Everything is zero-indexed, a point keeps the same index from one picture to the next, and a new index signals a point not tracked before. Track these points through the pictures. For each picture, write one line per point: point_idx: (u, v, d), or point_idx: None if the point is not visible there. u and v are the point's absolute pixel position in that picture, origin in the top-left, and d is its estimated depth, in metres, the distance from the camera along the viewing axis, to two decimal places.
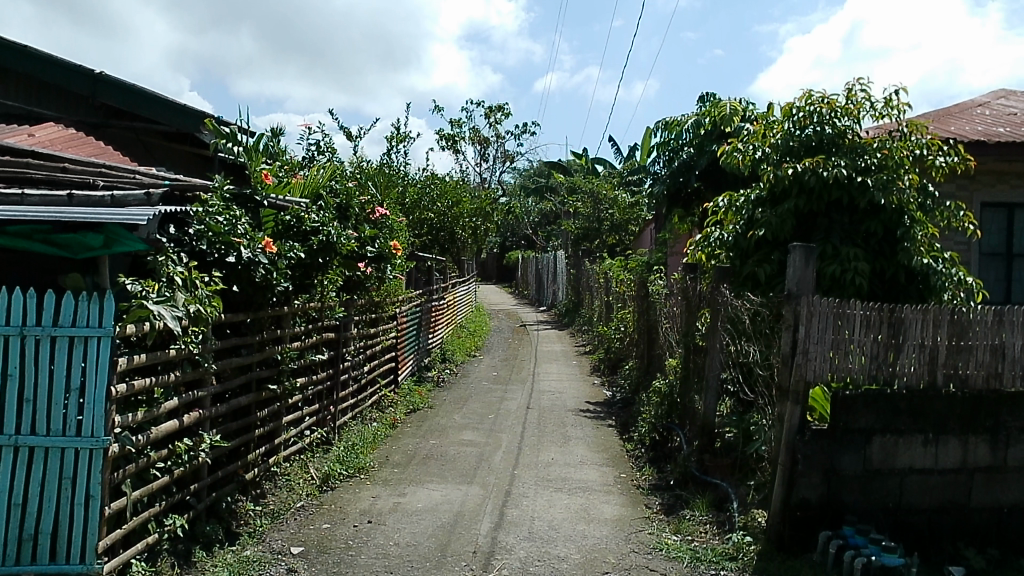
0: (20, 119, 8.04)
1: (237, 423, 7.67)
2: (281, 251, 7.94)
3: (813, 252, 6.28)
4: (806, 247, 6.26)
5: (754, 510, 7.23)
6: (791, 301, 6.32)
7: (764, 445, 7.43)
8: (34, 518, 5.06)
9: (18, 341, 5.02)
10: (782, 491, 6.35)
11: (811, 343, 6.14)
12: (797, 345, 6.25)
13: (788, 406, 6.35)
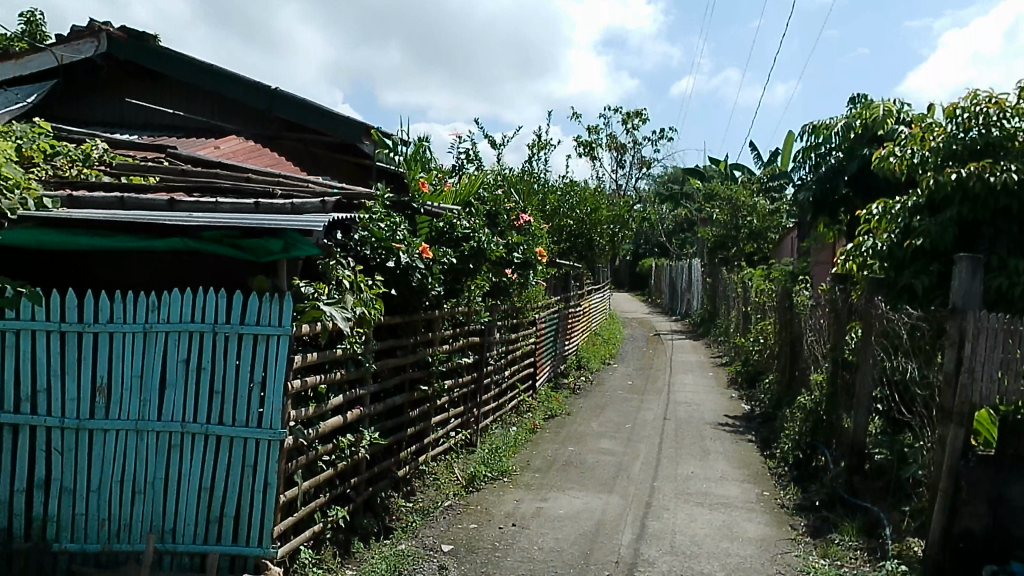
0: (206, 132, 8.96)
1: (392, 421, 7.98)
2: (436, 256, 8.25)
3: (981, 264, 5.79)
4: (972, 258, 5.79)
5: (910, 538, 6.82)
6: (956, 316, 5.85)
7: (921, 471, 6.96)
8: (218, 503, 5.20)
9: (210, 337, 5.17)
10: (942, 520, 5.86)
11: (977, 362, 5.71)
12: (961, 363, 5.80)
13: (951, 429, 5.86)
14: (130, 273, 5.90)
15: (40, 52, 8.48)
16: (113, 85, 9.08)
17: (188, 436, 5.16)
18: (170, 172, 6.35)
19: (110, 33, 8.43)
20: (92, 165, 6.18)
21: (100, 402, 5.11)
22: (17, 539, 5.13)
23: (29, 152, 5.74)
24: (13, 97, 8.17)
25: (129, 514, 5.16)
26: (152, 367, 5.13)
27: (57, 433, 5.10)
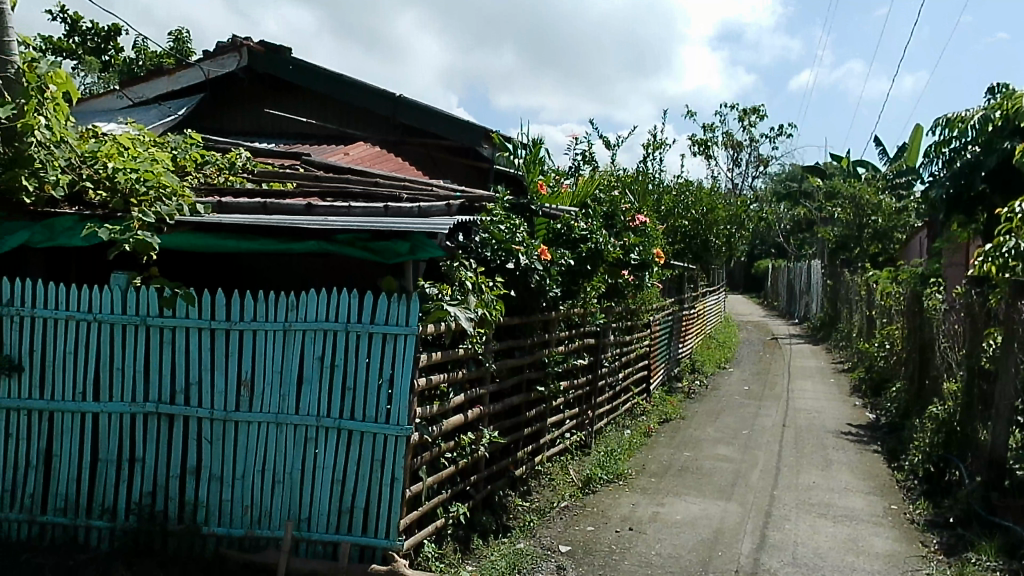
0: (335, 139, 9.35)
1: (510, 420, 8.08)
2: (554, 257, 8.35)
3: None
4: None
5: None
6: None
7: None
8: (350, 494, 5.21)
9: (342, 335, 5.19)
10: None
11: None
12: None
13: None
14: (274, 274, 6.24)
15: (187, 67, 9.20)
16: (254, 97, 9.63)
17: (323, 430, 5.20)
18: (306, 178, 6.67)
19: (250, 47, 8.93)
20: (236, 172, 6.54)
21: (244, 396, 5.20)
22: (170, 521, 5.21)
23: (182, 161, 6.14)
24: (165, 112, 9.03)
25: (269, 502, 5.23)
26: (291, 364, 5.19)
27: (207, 423, 5.20)
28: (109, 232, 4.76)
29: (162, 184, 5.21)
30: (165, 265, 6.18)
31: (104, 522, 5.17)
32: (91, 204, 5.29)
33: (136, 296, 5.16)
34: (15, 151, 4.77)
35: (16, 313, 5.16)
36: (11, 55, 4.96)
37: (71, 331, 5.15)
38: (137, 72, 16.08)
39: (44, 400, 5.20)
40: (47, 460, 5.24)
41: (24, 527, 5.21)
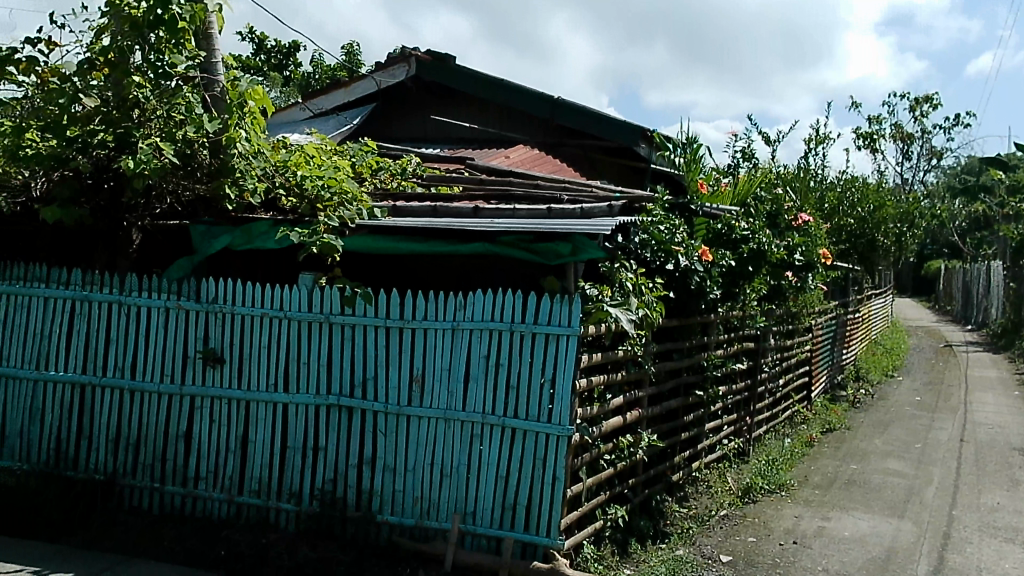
0: (495, 143, 9.61)
1: (668, 424, 7.96)
2: (714, 258, 8.16)
3: None
4: None
5: None
6: None
7: None
8: (513, 491, 5.21)
9: (507, 335, 5.21)
10: None
11: None
12: None
13: None
14: (447, 273, 6.45)
15: (361, 79, 9.72)
16: (420, 105, 10.03)
17: (488, 427, 5.23)
18: (471, 182, 6.89)
19: (418, 58, 9.31)
20: (407, 177, 6.79)
21: (415, 391, 5.33)
22: (348, 507, 5.39)
23: (360, 168, 6.51)
24: (343, 121, 9.57)
25: (437, 494, 5.32)
26: (458, 361, 5.28)
27: (381, 416, 5.36)
28: (299, 235, 5.11)
29: (344, 191, 5.62)
30: (348, 266, 6.52)
31: (291, 505, 5.39)
32: (283, 210, 5.75)
33: (320, 295, 5.40)
34: (221, 162, 5.21)
35: (219, 310, 5.42)
36: (216, 75, 5.48)
37: (265, 327, 5.41)
38: (313, 85, 17.17)
39: (241, 389, 5.45)
40: (243, 445, 5.48)
41: (223, 506, 5.46)
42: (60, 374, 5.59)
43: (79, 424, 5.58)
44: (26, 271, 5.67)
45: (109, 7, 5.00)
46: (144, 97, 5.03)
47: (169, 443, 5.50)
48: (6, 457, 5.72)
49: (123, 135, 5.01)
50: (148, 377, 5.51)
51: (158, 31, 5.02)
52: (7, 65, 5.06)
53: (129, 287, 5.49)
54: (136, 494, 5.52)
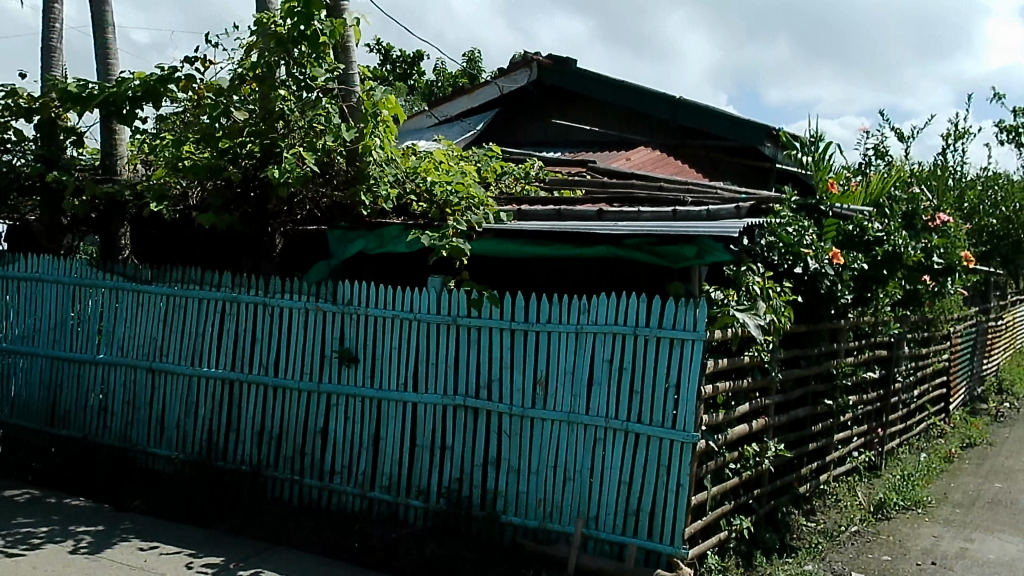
0: (617, 145, 9.55)
1: (795, 434, 7.67)
2: (846, 261, 7.79)
3: None
4: None
5: None
6: None
7: None
8: (636, 496, 5.13)
9: (630, 339, 5.13)
10: None
11: None
12: None
13: None
14: (573, 277, 6.44)
15: (485, 85, 9.88)
16: (540, 111, 10.13)
17: (612, 432, 5.17)
18: (593, 184, 6.96)
19: (540, 61, 9.44)
20: (530, 181, 6.91)
21: (539, 393, 5.34)
22: (473, 507, 5.45)
23: (485, 173, 6.64)
24: (467, 127, 9.80)
25: (560, 497, 5.30)
26: (582, 364, 5.25)
27: (505, 418, 5.40)
28: (429, 238, 5.25)
29: (471, 196, 5.76)
30: (477, 271, 6.62)
31: (419, 502, 5.52)
32: (414, 215, 5.93)
33: (448, 298, 5.52)
34: (357, 169, 5.44)
35: (353, 312, 5.64)
36: (352, 86, 5.68)
37: (396, 328, 5.58)
38: (436, 93, 17.61)
39: (374, 388, 5.63)
40: (375, 442, 5.65)
41: (356, 500, 5.65)
42: (212, 370, 5.93)
43: (227, 417, 5.91)
44: (183, 275, 6.07)
45: (257, 27, 5.33)
46: (288, 109, 5.29)
47: (307, 438, 5.75)
48: (164, 446, 6.07)
49: (268, 145, 5.30)
50: (290, 375, 5.79)
51: (301, 46, 5.30)
52: (167, 82, 5.43)
53: (273, 288, 5.80)
54: (278, 485, 5.79)
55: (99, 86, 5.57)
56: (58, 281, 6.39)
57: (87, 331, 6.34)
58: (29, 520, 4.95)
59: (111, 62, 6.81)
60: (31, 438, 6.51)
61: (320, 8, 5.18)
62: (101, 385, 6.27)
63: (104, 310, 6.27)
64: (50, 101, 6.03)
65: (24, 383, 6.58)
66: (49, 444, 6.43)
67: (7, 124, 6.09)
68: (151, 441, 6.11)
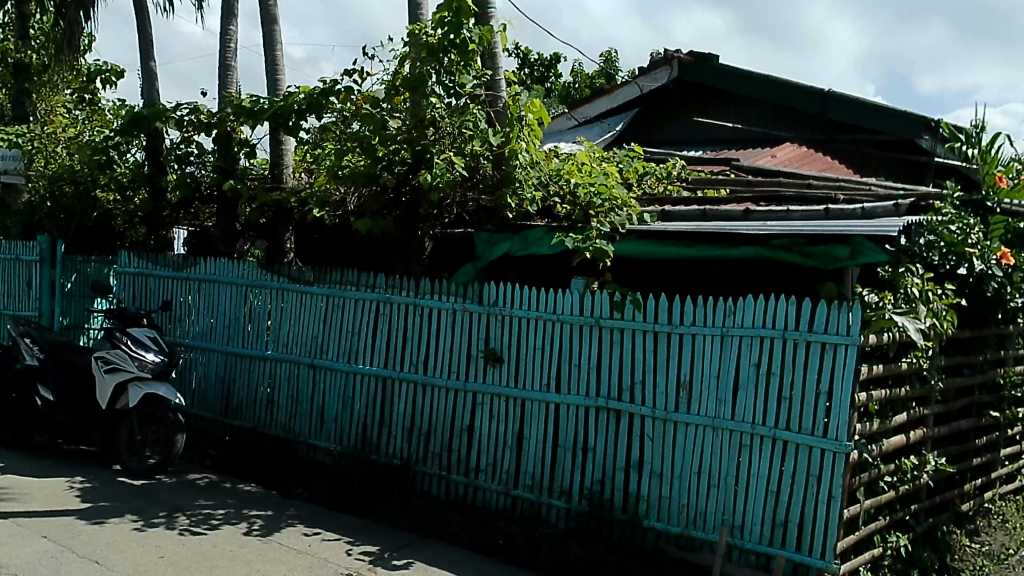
0: (761, 141, 9.30)
1: (957, 447, 7.15)
2: (1016, 262, 7.18)
3: None
4: None
5: None
6: None
7: None
8: (784, 507, 4.88)
9: (778, 343, 4.88)
10: None
11: None
12: None
13: None
14: (719, 278, 6.33)
15: (624, 85, 9.85)
16: (680, 109, 10.05)
17: (758, 438, 4.94)
18: (738, 183, 6.82)
19: (681, 59, 9.44)
20: (672, 180, 6.92)
21: (683, 397, 5.20)
22: (615, 510, 5.39)
23: (627, 173, 6.61)
24: (606, 128, 9.83)
25: (704, 503, 5.13)
26: (728, 369, 5.05)
27: (648, 421, 5.31)
28: (573, 241, 5.28)
29: (614, 197, 5.72)
30: (620, 272, 6.60)
31: (562, 502, 5.53)
32: (558, 217, 6.00)
33: (591, 300, 5.51)
34: (503, 173, 5.54)
35: (499, 313, 5.75)
36: (499, 92, 5.79)
37: (540, 329, 5.64)
38: (572, 94, 17.69)
39: (518, 388, 5.71)
40: (519, 441, 5.73)
41: (500, 498, 5.74)
42: (367, 367, 6.23)
43: (380, 413, 6.18)
44: (341, 276, 6.41)
45: (409, 38, 5.50)
46: (439, 116, 5.48)
47: (455, 435, 5.91)
48: (324, 438, 6.42)
49: (420, 152, 5.54)
50: (438, 373, 5.98)
51: (450, 54, 5.45)
52: (328, 95, 5.76)
53: (423, 290, 6.02)
54: (427, 480, 5.99)
55: (269, 102, 5.98)
56: (231, 283, 6.90)
57: (256, 330, 6.81)
58: (209, 502, 5.37)
59: (280, 78, 7.26)
60: (209, 427, 7.07)
61: (469, 16, 5.35)
62: (268, 380, 6.71)
63: (272, 309, 6.71)
64: (226, 116, 6.49)
65: (202, 375, 7.14)
66: (224, 433, 6.96)
67: (191, 138, 6.69)
68: (312, 433, 6.48)
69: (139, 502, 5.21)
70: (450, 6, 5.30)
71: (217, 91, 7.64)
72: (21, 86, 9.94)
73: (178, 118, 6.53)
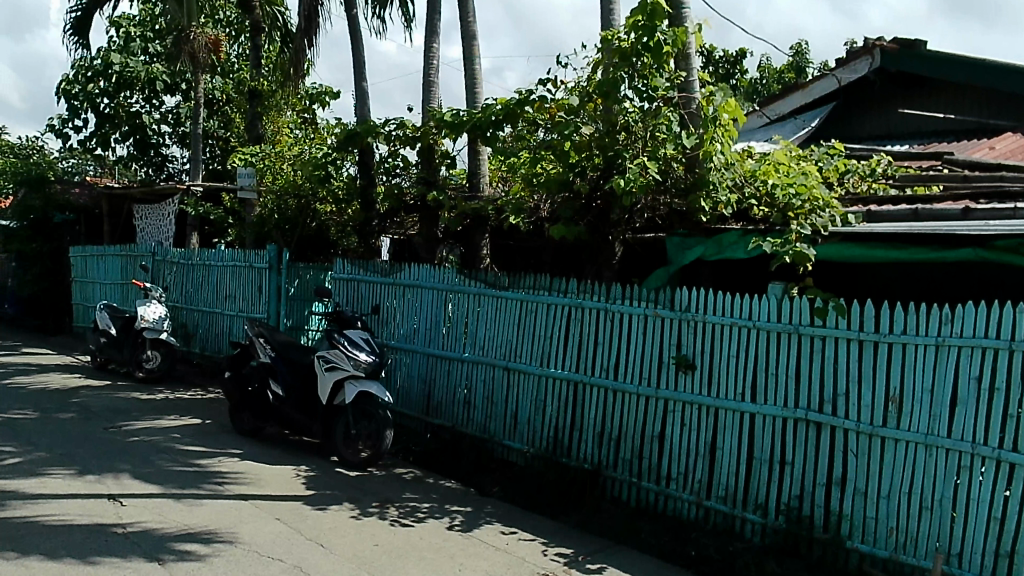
0: (978, 133, 8.50)
1: None
2: None
3: None
4: None
5: None
6: None
7: None
8: (1011, 537, 4.33)
9: (1005, 355, 4.34)
10: None
11: None
12: None
13: None
14: (936, 283, 5.85)
15: (821, 78, 9.43)
16: (887, 101, 9.40)
17: (980, 460, 4.43)
18: (953, 179, 6.24)
19: (884, 48, 8.80)
20: (877, 178, 6.49)
21: (892, 411, 4.79)
22: (815, 528, 5.05)
23: (827, 172, 6.29)
24: (801, 124, 9.50)
25: (916, 527, 4.67)
26: (944, 383, 4.58)
27: (852, 436, 4.93)
28: (771, 245, 5.10)
29: (815, 198, 5.48)
30: (822, 276, 6.34)
31: (757, 517, 5.28)
32: (755, 219, 5.82)
33: (790, 305, 5.24)
34: (696, 176, 5.47)
35: (692, 319, 5.64)
36: (693, 92, 5.69)
37: (735, 336, 5.45)
38: (760, 91, 17.05)
39: (711, 396, 5.55)
40: (711, 451, 5.56)
41: (692, 508, 5.60)
42: (559, 370, 6.34)
43: (571, 417, 6.25)
44: (534, 281, 6.57)
45: (602, 44, 5.55)
46: (632, 121, 5.55)
47: (645, 441, 5.86)
48: (517, 439, 6.60)
49: (612, 157, 5.55)
50: (630, 379, 5.96)
51: (644, 57, 5.43)
52: (524, 104, 5.93)
53: (614, 295, 6.04)
54: (617, 486, 5.98)
55: (467, 114, 6.21)
56: (432, 288, 7.27)
57: (455, 333, 7.12)
58: (415, 495, 5.68)
59: (478, 90, 7.53)
60: (411, 424, 7.49)
61: (662, 19, 5.32)
62: (465, 381, 7.00)
63: (468, 313, 7.00)
64: (429, 130, 6.83)
65: (405, 375, 7.57)
66: (424, 430, 7.35)
67: (397, 152, 7.17)
68: (506, 434, 6.68)
69: (354, 492, 5.61)
70: (643, 10, 5.30)
71: (421, 106, 8.08)
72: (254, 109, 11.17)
73: (387, 133, 6.96)
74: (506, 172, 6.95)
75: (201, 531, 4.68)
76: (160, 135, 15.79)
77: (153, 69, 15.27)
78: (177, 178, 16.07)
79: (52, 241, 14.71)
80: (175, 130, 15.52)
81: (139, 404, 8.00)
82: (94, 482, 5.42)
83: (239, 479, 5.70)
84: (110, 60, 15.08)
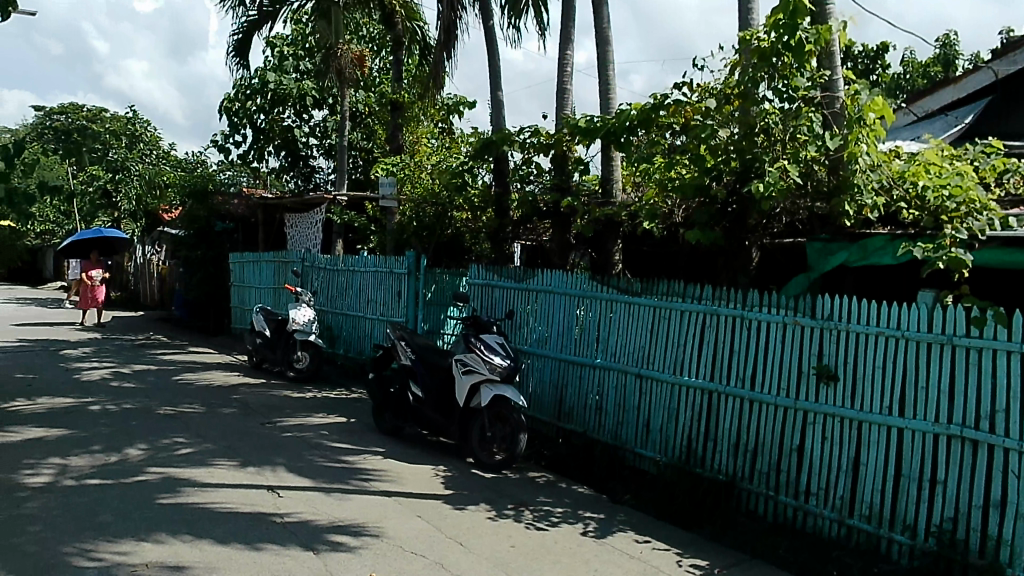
0: None
1: None
2: None
3: None
4: None
5: None
6: None
7: None
8: None
9: None
10: None
11: None
12: None
13: None
14: None
15: (975, 71, 8.93)
16: None
17: None
18: None
19: None
20: None
21: None
22: (971, 553, 4.65)
23: (985, 172, 5.85)
24: (952, 122, 9.08)
25: None
26: None
27: (1013, 455, 4.48)
28: (922, 251, 4.81)
29: (971, 199, 5.12)
30: (977, 283, 5.93)
31: (905, 538, 4.95)
32: (904, 223, 5.52)
33: (943, 314, 4.86)
34: (840, 178, 5.26)
35: (835, 328, 5.39)
36: (837, 91, 5.44)
37: (881, 346, 5.14)
38: (905, 86, 16.17)
39: (855, 409, 5.27)
40: (854, 467, 5.27)
41: (834, 526, 5.34)
42: (692, 379, 6.23)
43: (705, 427, 6.13)
44: (668, 288, 6.50)
45: (740, 45, 5.45)
46: (773, 123, 5.35)
47: (784, 454, 5.66)
48: (649, 447, 6.53)
49: (750, 161, 5.42)
50: (767, 389, 5.77)
51: (784, 56, 5.28)
52: (659, 109, 5.87)
53: (751, 302, 5.88)
54: (753, 499, 5.81)
55: (602, 119, 6.24)
56: (565, 294, 7.32)
57: (587, 339, 7.15)
58: (549, 499, 5.74)
59: (612, 96, 7.53)
60: (545, 428, 7.58)
61: (805, 16, 5.14)
62: (597, 388, 7.01)
63: (600, 319, 7.02)
64: (563, 137, 6.95)
65: (538, 380, 7.68)
66: (557, 435, 7.42)
67: (530, 159, 7.31)
68: (638, 442, 6.63)
69: (490, 494, 5.73)
70: (785, 8, 5.13)
71: (556, 113, 8.17)
72: (396, 121, 11.66)
73: (522, 141, 7.09)
74: (640, 177, 6.95)
75: (350, 523, 4.92)
76: (308, 147, 16.72)
77: (303, 86, 16.24)
78: (323, 187, 16.97)
79: (213, 248, 15.95)
80: (321, 143, 16.38)
81: (291, 401, 8.50)
82: (255, 474, 5.80)
83: (383, 476, 5.94)
84: (267, 78, 16.13)
